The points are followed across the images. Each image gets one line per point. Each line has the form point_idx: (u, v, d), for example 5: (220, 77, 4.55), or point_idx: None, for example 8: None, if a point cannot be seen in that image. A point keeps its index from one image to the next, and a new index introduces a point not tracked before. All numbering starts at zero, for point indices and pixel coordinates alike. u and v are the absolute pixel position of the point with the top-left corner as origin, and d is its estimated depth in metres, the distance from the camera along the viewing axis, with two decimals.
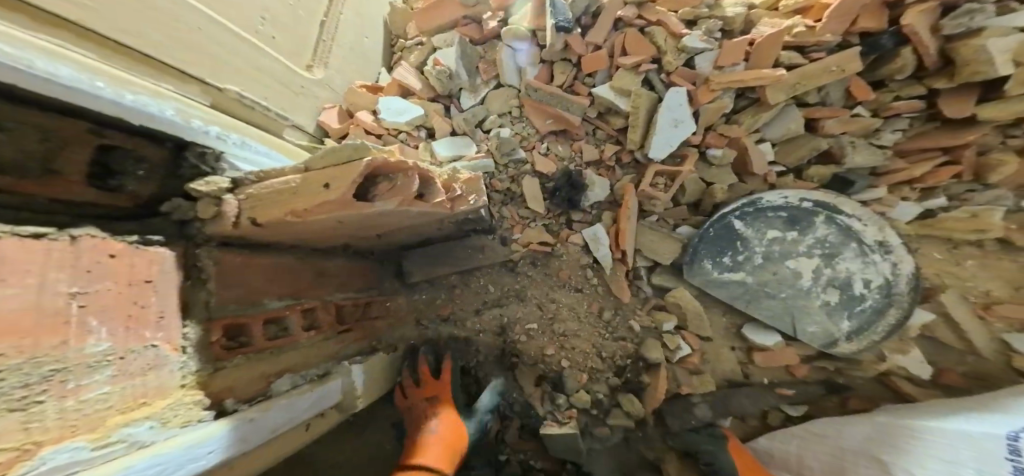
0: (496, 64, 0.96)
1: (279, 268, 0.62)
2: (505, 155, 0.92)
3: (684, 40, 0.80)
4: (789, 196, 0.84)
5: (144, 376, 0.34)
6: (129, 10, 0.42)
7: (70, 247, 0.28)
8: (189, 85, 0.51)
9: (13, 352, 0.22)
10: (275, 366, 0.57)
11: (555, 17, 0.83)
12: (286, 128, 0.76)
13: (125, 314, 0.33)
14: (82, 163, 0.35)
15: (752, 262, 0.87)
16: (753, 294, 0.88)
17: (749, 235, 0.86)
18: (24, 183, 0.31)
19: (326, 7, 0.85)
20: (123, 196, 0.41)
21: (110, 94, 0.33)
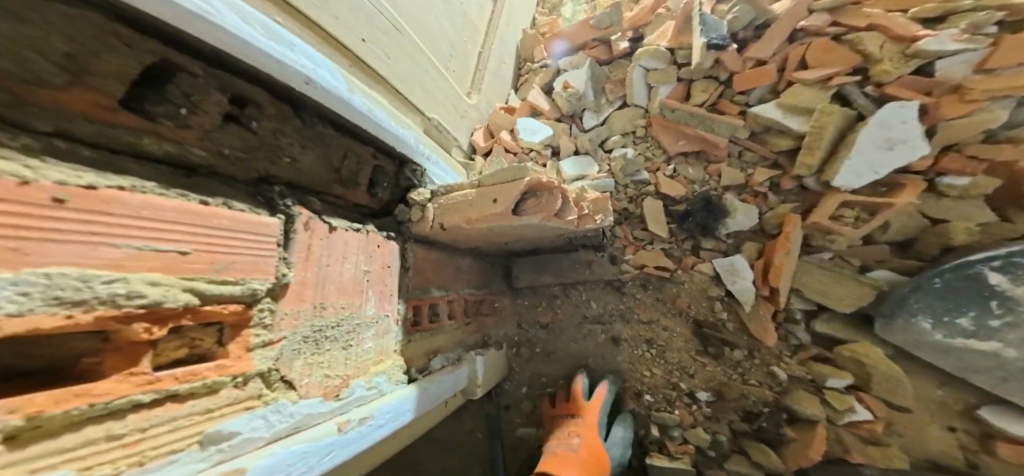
0: (625, 83, 0.96)
1: (427, 265, 0.73)
2: (628, 175, 0.91)
3: (921, 42, 0.65)
4: None
5: (360, 327, 0.50)
6: (377, 40, 0.59)
7: (317, 235, 0.43)
8: (407, 104, 0.68)
9: (324, 305, 0.44)
10: (420, 343, 0.67)
11: (706, 34, 0.80)
12: (453, 148, 0.89)
13: (353, 281, 0.50)
14: (366, 175, 0.59)
15: (1023, 333, 0.61)
16: (1015, 375, 0.62)
17: (1023, 297, 0.60)
18: (336, 191, 0.54)
19: (484, 41, 1.02)
20: (378, 201, 0.64)
21: (368, 112, 0.51)
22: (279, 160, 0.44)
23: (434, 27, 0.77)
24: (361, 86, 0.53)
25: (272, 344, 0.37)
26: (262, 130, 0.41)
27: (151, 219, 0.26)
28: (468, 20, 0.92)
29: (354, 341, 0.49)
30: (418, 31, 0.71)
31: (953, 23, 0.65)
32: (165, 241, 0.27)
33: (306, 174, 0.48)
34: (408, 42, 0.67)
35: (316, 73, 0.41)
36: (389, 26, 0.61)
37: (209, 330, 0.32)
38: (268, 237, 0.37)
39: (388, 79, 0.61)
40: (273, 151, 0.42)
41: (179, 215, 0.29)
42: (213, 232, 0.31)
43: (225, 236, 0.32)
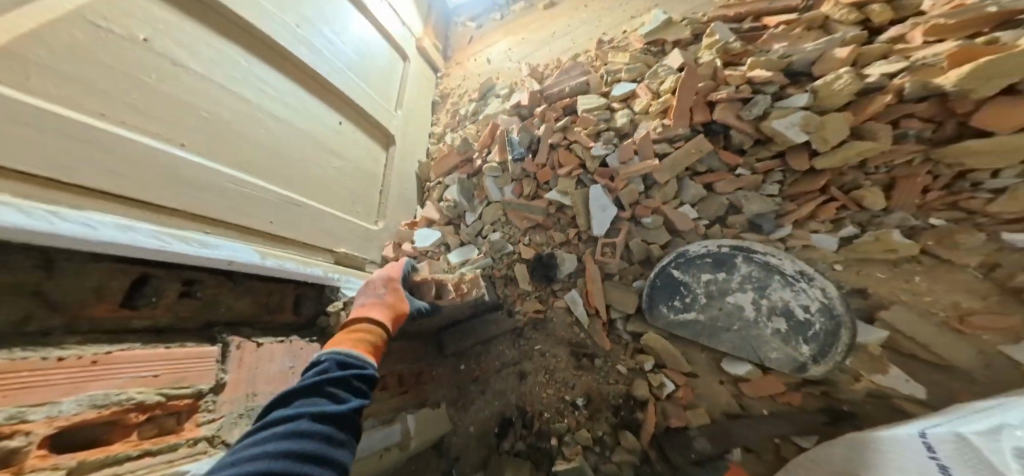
0: (485, 189, 1.37)
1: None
2: (499, 251, 1.24)
3: (592, 150, 1.12)
4: (709, 244, 0.98)
5: None
6: (284, 215, 0.92)
7: (251, 347, 0.73)
8: (310, 246, 0.99)
9: (255, 392, 0.71)
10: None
11: (513, 151, 1.28)
12: (365, 263, 1.23)
13: (277, 372, 0.78)
14: (289, 301, 0.90)
15: (699, 302, 0.99)
16: (711, 330, 0.98)
17: (689, 282, 0.99)
18: (264, 318, 0.83)
19: (381, 178, 1.43)
20: (304, 317, 0.95)
21: (278, 266, 0.81)
22: (218, 313, 0.73)
23: (335, 190, 1.14)
24: (271, 253, 0.84)
25: (212, 419, 0.61)
26: (204, 294, 0.70)
27: (130, 362, 0.52)
28: (363, 170, 1.31)
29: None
30: (317, 194, 1.06)
31: (599, 138, 1.12)
32: (143, 374, 0.53)
33: (239, 314, 0.77)
34: (310, 205, 1.01)
35: (236, 256, 0.71)
36: (294, 201, 0.95)
37: (172, 416, 0.56)
38: (210, 357, 0.64)
39: (293, 239, 0.93)
40: (215, 306, 0.72)
41: (155, 356, 0.56)
42: (169, 360, 0.57)
43: (182, 363, 0.59)
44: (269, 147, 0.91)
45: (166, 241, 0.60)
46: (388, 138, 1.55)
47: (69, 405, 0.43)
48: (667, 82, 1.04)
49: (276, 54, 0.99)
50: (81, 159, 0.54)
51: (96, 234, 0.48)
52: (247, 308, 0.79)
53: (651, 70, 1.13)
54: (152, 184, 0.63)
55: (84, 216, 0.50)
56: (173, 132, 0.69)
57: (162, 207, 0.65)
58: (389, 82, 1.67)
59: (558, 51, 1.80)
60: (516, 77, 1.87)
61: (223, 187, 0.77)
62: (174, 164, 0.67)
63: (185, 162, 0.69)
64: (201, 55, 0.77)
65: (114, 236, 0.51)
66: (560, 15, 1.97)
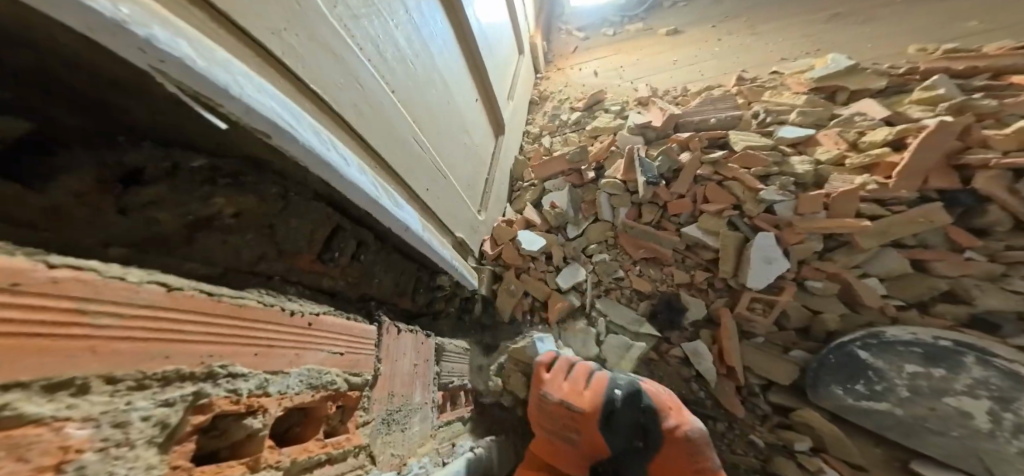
0: (594, 205, 1.24)
1: (451, 357, 0.92)
2: (609, 275, 1.14)
3: (762, 193, 0.99)
4: (917, 332, 0.80)
5: (413, 416, 0.69)
6: (436, 187, 0.84)
7: (398, 337, 0.66)
8: (445, 230, 0.91)
9: (393, 393, 0.62)
10: (444, 434, 0.82)
11: (646, 173, 1.15)
12: (470, 260, 1.14)
13: (421, 376, 0.73)
14: (416, 284, 0.82)
15: (896, 394, 0.81)
16: (910, 428, 0.80)
17: (882, 368, 0.82)
18: (396, 304, 0.75)
19: (492, 170, 1.35)
20: (417, 306, 0.84)
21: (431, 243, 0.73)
22: (373, 287, 0.65)
23: (464, 170, 1.07)
24: (427, 227, 0.77)
25: (368, 422, 0.55)
26: (365, 261, 0.61)
27: (315, 330, 0.45)
28: (481, 159, 1.25)
29: (406, 426, 0.66)
30: (455, 173, 0.99)
31: (772, 182, 1.00)
32: (306, 344, 0.43)
33: (380, 287, 0.68)
34: (451, 184, 0.94)
35: (411, 223, 0.64)
36: (443, 177, 0.89)
37: (340, 411, 0.49)
38: (367, 339, 0.56)
39: (439, 217, 0.85)
40: (369, 277, 0.63)
41: (321, 325, 0.46)
42: (343, 335, 0.50)
43: (357, 343, 0.53)
44: (436, 112, 0.87)
45: (370, 183, 0.53)
46: (499, 130, 1.45)
47: (248, 378, 0.34)
48: (878, 135, 0.93)
49: (457, 21, 1.02)
50: (336, 82, 0.52)
51: (329, 158, 0.43)
52: (388, 287, 0.71)
53: (841, 117, 1.04)
54: (367, 121, 0.58)
55: (329, 135, 0.46)
56: (388, 73, 0.66)
57: (377, 153, 0.61)
58: (504, 71, 1.59)
59: (681, 79, 1.69)
60: (629, 96, 1.78)
61: (410, 145, 0.72)
62: (386, 107, 0.64)
63: (388, 106, 0.65)
64: (419, 12, 0.78)
65: (339, 164, 0.45)
66: (685, 44, 1.88)
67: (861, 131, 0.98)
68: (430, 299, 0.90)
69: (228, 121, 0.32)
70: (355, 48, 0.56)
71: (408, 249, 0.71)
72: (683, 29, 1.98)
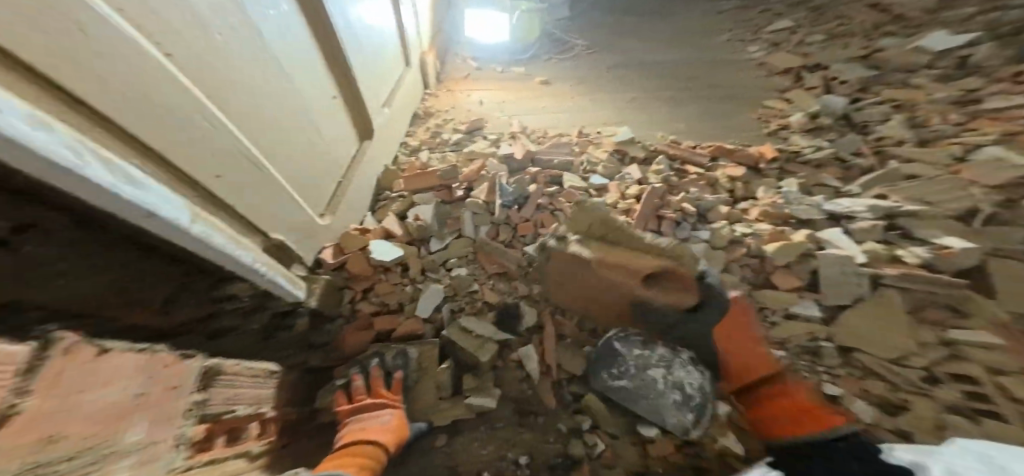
0: (459, 222, 1.39)
1: (241, 374, 0.84)
2: (463, 289, 1.28)
3: (574, 222, 1.28)
4: (644, 325, 1.17)
5: (167, 464, 0.57)
6: (244, 183, 0.82)
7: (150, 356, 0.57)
8: (249, 229, 0.87)
9: (135, 434, 0.51)
10: (236, 468, 0.74)
11: (504, 198, 1.38)
12: (297, 263, 1.08)
13: (169, 413, 0.59)
14: (171, 290, 0.72)
15: (628, 372, 1.13)
16: (630, 397, 1.12)
17: (624, 353, 1.15)
18: (143, 315, 0.66)
19: (345, 172, 1.33)
20: (179, 320, 0.75)
21: (222, 245, 0.72)
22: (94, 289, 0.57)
23: (302, 168, 1.05)
24: (222, 230, 0.75)
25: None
26: (72, 250, 0.53)
27: (47, 360, 0.36)
28: (333, 161, 1.23)
29: (155, 458, 0.54)
30: (284, 170, 0.96)
31: (578, 215, 1.30)
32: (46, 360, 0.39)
33: (119, 297, 0.62)
34: (274, 181, 0.92)
35: (187, 223, 0.62)
36: (260, 174, 0.86)
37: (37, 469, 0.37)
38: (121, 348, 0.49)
39: (238, 214, 0.82)
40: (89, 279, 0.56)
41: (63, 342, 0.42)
42: (85, 374, 0.42)
43: (84, 372, 0.42)
44: (266, 108, 0.86)
45: (134, 186, 0.52)
46: (368, 134, 1.47)
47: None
48: (634, 190, 1.34)
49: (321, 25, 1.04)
50: (117, 85, 0.50)
51: (81, 172, 0.42)
52: (117, 296, 0.61)
53: (619, 174, 1.43)
54: (146, 118, 0.56)
55: (90, 147, 0.45)
56: (197, 67, 0.64)
57: (153, 150, 0.58)
58: (383, 79, 1.63)
59: (544, 123, 2.03)
60: (503, 129, 2.03)
61: (214, 141, 0.70)
62: (183, 105, 0.62)
63: (188, 104, 0.63)
64: (261, 12, 0.78)
65: (93, 175, 0.44)
66: (553, 94, 2.26)
67: (626, 185, 1.37)
68: (208, 314, 0.82)
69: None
70: (152, 46, 0.54)
71: (175, 248, 0.67)
72: (553, 81, 2.38)
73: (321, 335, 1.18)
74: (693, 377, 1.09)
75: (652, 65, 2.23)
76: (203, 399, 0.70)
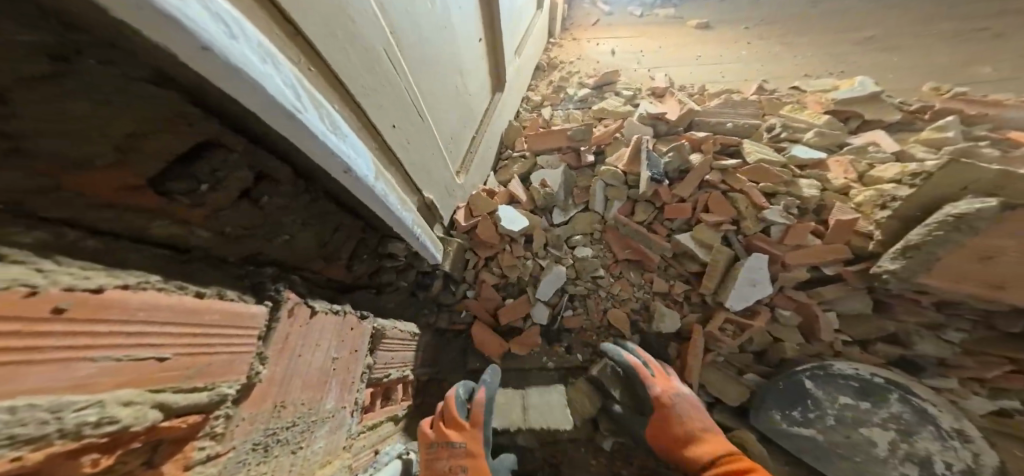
0: (588, 193, 1.15)
1: (394, 338, 0.85)
2: (587, 274, 1.09)
3: (764, 212, 0.93)
4: (860, 368, 0.83)
5: (319, 427, 0.55)
6: (405, 124, 0.72)
7: (307, 317, 0.51)
8: (408, 181, 0.79)
9: (283, 402, 0.46)
10: (365, 443, 0.71)
11: (651, 169, 1.05)
12: (438, 222, 1.02)
13: (323, 378, 0.56)
14: (350, 243, 0.73)
15: (824, 422, 0.84)
16: (821, 452, 0.84)
17: (820, 398, 0.84)
18: (317, 266, 0.65)
19: (479, 126, 1.21)
20: (352, 273, 0.77)
21: (382, 195, 0.62)
22: (282, 240, 0.55)
23: (447, 118, 0.94)
24: (384, 175, 0.65)
25: (217, 456, 0.35)
26: (268, 204, 0.50)
27: (134, 318, 0.27)
28: (471, 112, 1.11)
29: (305, 442, 0.52)
30: (434, 115, 0.86)
31: (777, 202, 0.94)
32: (188, 346, 0.32)
33: (294, 249, 0.58)
34: (427, 125, 0.81)
35: (353, 161, 0.52)
36: (417, 115, 0.76)
37: (149, 447, 0.30)
38: (252, 327, 0.41)
39: (402, 163, 0.73)
40: (275, 229, 0.53)
41: (222, 318, 0.36)
42: (201, 333, 0.34)
43: (205, 330, 0.34)
44: (423, 36, 0.73)
45: (302, 101, 0.40)
46: (499, 85, 1.32)
47: (108, 410, 0.24)
48: (886, 172, 0.89)
49: None
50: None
51: (229, 44, 0.30)
52: (306, 245, 0.61)
53: (857, 144, 1.00)
54: (316, 18, 0.45)
55: (246, 23, 0.33)
56: None
57: (325, 64, 0.48)
58: (518, 22, 1.43)
59: (700, 76, 1.60)
60: (643, 83, 1.67)
61: (379, 67, 0.60)
62: (349, 9, 0.50)
63: (354, 8, 0.51)
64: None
65: (246, 59, 0.32)
66: (712, 41, 1.77)
67: (872, 163, 0.94)
68: (375, 269, 0.86)
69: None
70: None
71: (345, 194, 0.60)
72: (714, 24, 1.86)
73: (447, 296, 1.16)
74: (947, 454, 0.76)
75: (880, 0, 1.56)
76: (370, 363, 0.72)
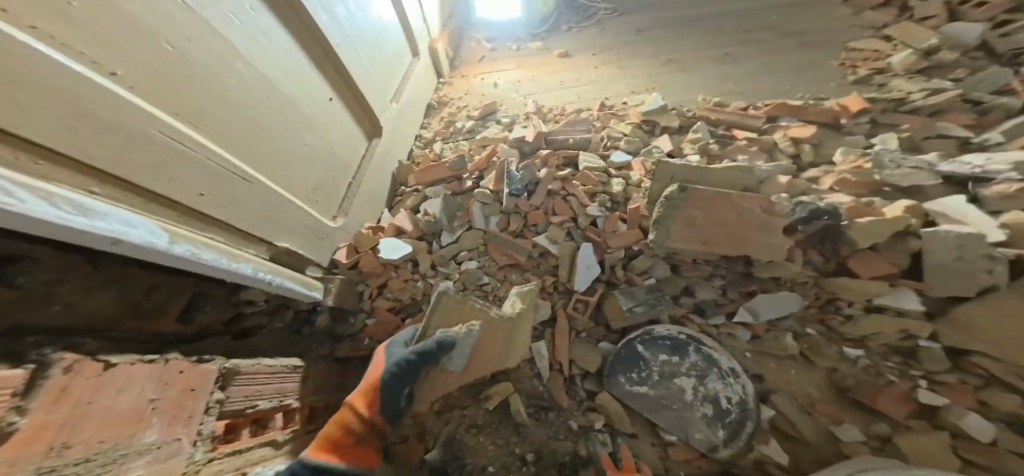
0: (469, 214, 1.30)
1: (263, 374, 0.84)
2: (472, 283, 1.21)
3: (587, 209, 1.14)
4: (670, 328, 1.05)
5: (162, 461, 0.53)
6: (238, 195, 0.79)
7: (110, 365, 0.48)
8: (252, 239, 0.85)
9: (96, 442, 0.43)
10: (225, 467, 0.63)
11: (512, 185, 1.23)
12: (310, 266, 1.07)
13: (140, 414, 0.51)
14: (179, 298, 0.77)
15: (652, 379, 1.03)
16: (654, 405, 1.01)
17: (648, 358, 1.04)
18: (128, 324, 0.66)
19: (357, 170, 1.29)
20: (193, 324, 0.80)
21: (211, 261, 0.67)
22: (81, 314, 0.58)
23: (297, 171, 0.99)
24: (229, 250, 0.74)
25: None
26: (33, 282, 0.52)
27: None
28: (340, 161, 1.20)
29: (130, 475, 0.47)
30: (278, 176, 0.92)
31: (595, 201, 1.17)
32: None
33: (93, 316, 0.60)
34: (268, 188, 0.88)
35: (186, 254, 0.61)
36: (257, 184, 0.84)
37: None
38: (16, 387, 0.35)
39: (236, 227, 0.79)
40: (51, 298, 0.55)
41: None
42: None
43: None
44: (244, 115, 0.80)
45: (128, 232, 0.50)
46: (376, 130, 1.42)
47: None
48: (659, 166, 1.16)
49: (295, 22, 0.97)
50: (37, 103, 0.42)
51: (55, 217, 0.39)
52: (108, 310, 0.63)
53: (646, 148, 1.27)
54: (123, 156, 0.54)
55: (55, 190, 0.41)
56: (158, 89, 0.60)
57: (106, 169, 0.52)
58: (390, 71, 1.58)
59: (561, 98, 1.84)
60: (517, 110, 1.88)
61: (182, 151, 0.64)
62: (156, 137, 0.59)
63: (163, 133, 0.60)
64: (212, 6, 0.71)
65: (68, 219, 0.41)
66: (571, 67, 2.05)
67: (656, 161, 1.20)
68: (233, 316, 0.91)
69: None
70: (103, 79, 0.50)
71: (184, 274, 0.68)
72: (573, 52, 2.16)
73: (346, 327, 1.21)
74: (727, 389, 0.98)
75: (690, 26, 1.95)
76: (224, 399, 0.71)
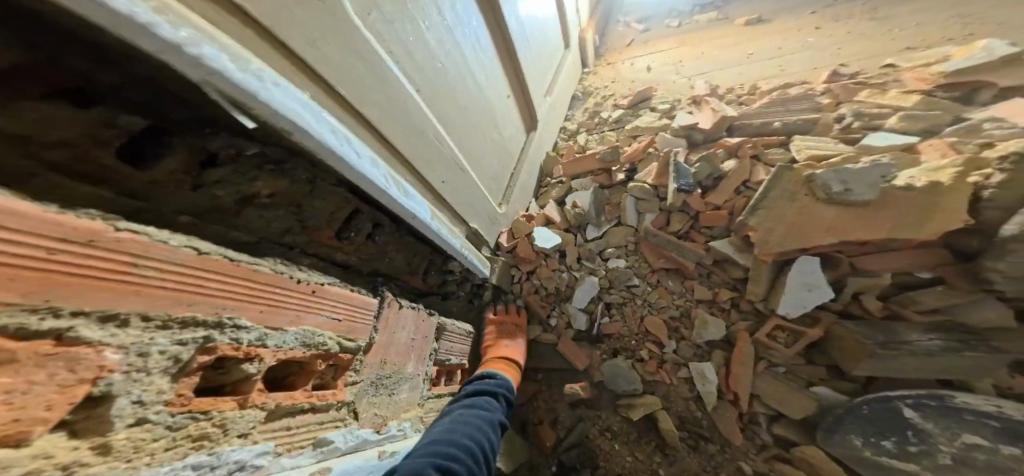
0: (620, 208, 1.19)
1: (457, 335, 1.02)
2: (620, 283, 1.12)
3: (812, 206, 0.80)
4: (991, 403, 0.67)
5: (401, 388, 0.70)
6: (451, 176, 0.87)
7: (394, 307, 0.65)
8: (456, 219, 0.95)
9: (385, 361, 0.63)
10: (433, 407, 0.85)
11: (680, 180, 1.05)
12: (484, 246, 1.17)
13: (403, 348, 0.69)
14: (432, 266, 0.93)
15: (935, 460, 0.73)
16: None
17: (930, 432, 0.72)
18: (405, 280, 0.80)
19: (518, 162, 1.35)
20: (426, 286, 0.93)
21: (438, 231, 0.77)
22: (392, 269, 0.72)
23: (485, 163, 1.08)
24: (440, 219, 0.81)
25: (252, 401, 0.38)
26: (380, 240, 0.65)
27: (221, 274, 0.33)
28: (509, 152, 1.26)
29: (393, 392, 0.67)
30: (473, 163, 1.00)
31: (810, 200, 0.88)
32: (261, 301, 0.37)
33: (392, 271, 0.72)
34: (467, 173, 0.96)
35: (418, 212, 0.66)
36: (461, 168, 0.92)
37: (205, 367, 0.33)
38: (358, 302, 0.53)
39: (450, 206, 0.89)
40: (381, 255, 0.67)
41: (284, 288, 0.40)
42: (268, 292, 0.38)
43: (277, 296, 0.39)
44: (461, 108, 0.89)
45: (388, 180, 0.56)
46: (534, 123, 1.45)
47: (322, 337, 0.45)
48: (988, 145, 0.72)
49: (497, 31, 1.05)
50: (352, 74, 0.53)
51: (341, 146, 0.44)
52: (400, 274, 0.76)
53: (970, 122, 0.79)
54: (391, 122, 0.63)
55: (346, 132, 0.48)
56: (417, 75, 0.70)
57: (388, 142, 0.63)
58: (547, 64, 1.59)
59: (746, 74, 1.52)
60: (683, 93, 1.63)
61: (426, 136, 0.74)
62: (409, 111, 0.68)
63: (411, 108, 0.69)
64: (452, 13, 0.79)
65: (350, 154, 0.46)
66: (761, 37, 1.68)
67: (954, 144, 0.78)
68: (442, 281, 1.00)
69: (258, 121, 0.34)
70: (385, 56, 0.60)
71: (415, 236, 0.76)
72: (769, 18, 1.78)
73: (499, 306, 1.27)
74: None
75: None
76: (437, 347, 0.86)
